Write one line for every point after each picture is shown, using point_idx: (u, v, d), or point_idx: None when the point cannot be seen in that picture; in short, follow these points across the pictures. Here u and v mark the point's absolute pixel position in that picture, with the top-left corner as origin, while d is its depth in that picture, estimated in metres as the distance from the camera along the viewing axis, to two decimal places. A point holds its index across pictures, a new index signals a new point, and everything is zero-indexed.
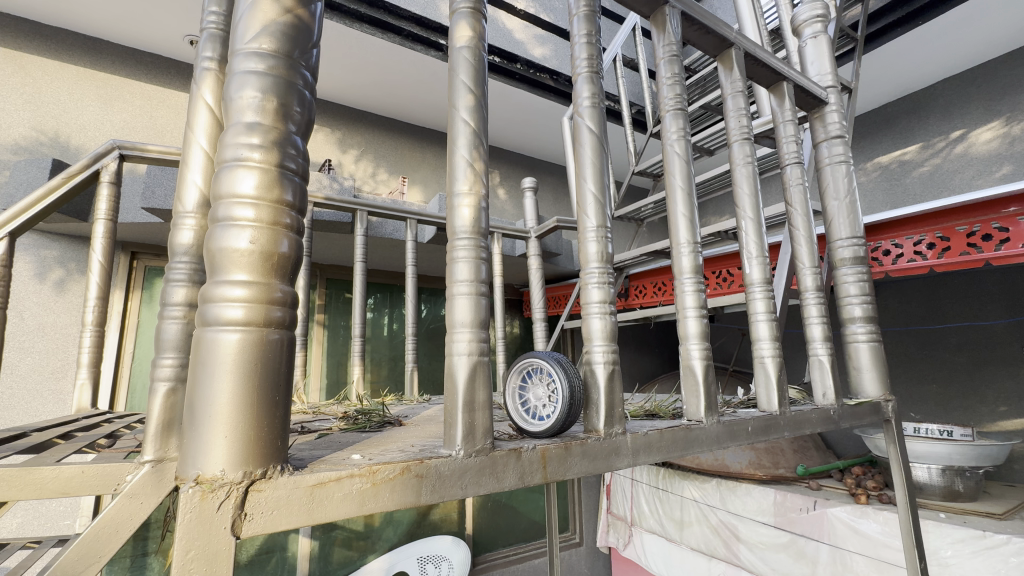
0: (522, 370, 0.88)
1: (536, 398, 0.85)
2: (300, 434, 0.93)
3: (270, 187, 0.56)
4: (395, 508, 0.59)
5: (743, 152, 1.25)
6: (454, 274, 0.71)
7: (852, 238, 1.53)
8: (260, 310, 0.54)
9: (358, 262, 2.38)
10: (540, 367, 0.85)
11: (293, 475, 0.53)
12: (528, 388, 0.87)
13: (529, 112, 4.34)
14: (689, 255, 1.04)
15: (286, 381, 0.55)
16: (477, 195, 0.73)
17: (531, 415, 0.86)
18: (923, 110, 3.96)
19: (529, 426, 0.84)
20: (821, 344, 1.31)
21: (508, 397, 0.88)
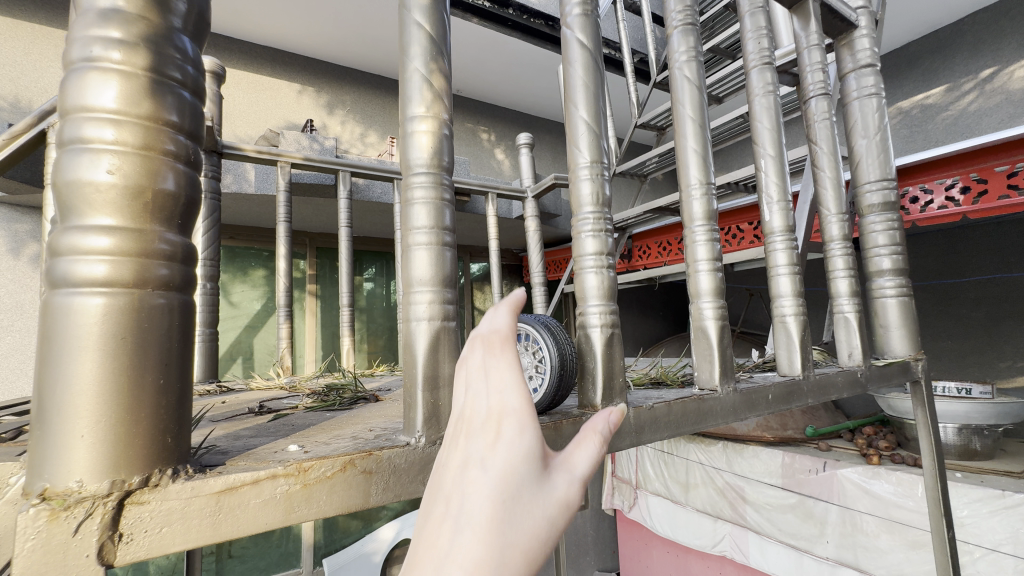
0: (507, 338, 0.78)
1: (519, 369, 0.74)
2: (254, 415, 0.82)
3: (139, 100, 0.41)
4: (336, 514, 0.47)
5: (763, 80, 1.08)
6: (411, 220, 0.57)
7: (881, 181, 1.37)
8: (134, 265, 0.40)
9: (343, 227, 2.23)
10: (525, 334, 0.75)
11: (189, 482, 0.41)
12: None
13: (525, 62, 4.08)
14: (701, 200, 0.89)
15: (174, 360, 0.42)
16: (437, 119, 0.58)
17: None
18: (950, 49, 3.68)
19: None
20: (847, 300, 1.17)
21: None
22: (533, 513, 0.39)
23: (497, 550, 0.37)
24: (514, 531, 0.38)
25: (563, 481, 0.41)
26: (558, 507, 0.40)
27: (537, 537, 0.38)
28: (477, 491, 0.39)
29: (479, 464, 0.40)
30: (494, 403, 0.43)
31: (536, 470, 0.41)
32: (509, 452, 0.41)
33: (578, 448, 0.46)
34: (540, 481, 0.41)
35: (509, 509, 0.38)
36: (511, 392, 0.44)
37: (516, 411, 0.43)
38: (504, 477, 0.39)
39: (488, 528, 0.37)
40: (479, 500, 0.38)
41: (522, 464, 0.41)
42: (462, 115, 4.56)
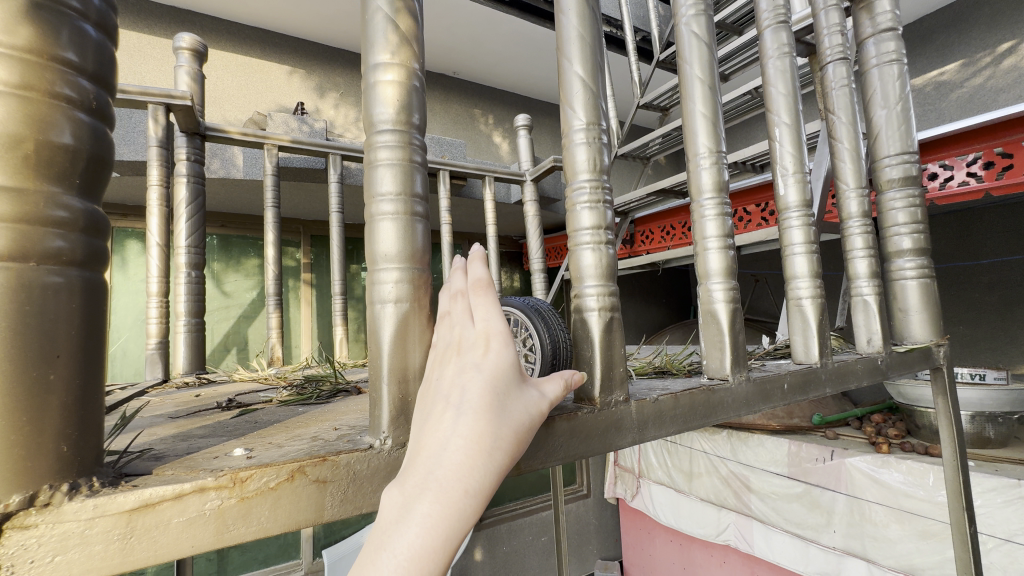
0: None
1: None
2: (218, 411, 0.75)
3: (17, 29, 0.33)
4: (283, 530, 0.40)
5: (778, 41, 0.98)
6: (375, 186, 0.48)
7: (902, 154, 1.27)
8: (13, 233, 0.32)
9: (334, 212, 2.14)
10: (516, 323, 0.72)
11: (92, 499, 0.33)
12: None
13: (523, 41, 3.94)
14: (710, 170, 0.80)
15: (72, 352, 0.34)
16: (406, 69, 0.50)
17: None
18: (966, 22, 3.54)
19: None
20: (867, 282, 1.08)
21: None
22: (518, 414, 0.43)
23: (489, 438, 0.41)
24: (503, 424, 0.42)
25: (538, 396, 0.46)
26: (538, 411, 0.45)
27: (522, 432, 0.43)
28: (471, 391, 0.42)
29: (471, 371, 0.43)
30: (481, 329, 0.46)
31: (518, 382, 0.46)
32: (495, 363, 0.44)
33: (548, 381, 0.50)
34: (523, 389, 0.45)
35: (498, 407, 0.42)
36: (495, 313, 0.47)
37: (498, 333, 0.46)
38: (492, 383, 0.43)
39: (483, 419, 0.41)
40: (473, 398, 0.42)
41: (507, 374, 0.45)
42: (460, 99, 4.45)
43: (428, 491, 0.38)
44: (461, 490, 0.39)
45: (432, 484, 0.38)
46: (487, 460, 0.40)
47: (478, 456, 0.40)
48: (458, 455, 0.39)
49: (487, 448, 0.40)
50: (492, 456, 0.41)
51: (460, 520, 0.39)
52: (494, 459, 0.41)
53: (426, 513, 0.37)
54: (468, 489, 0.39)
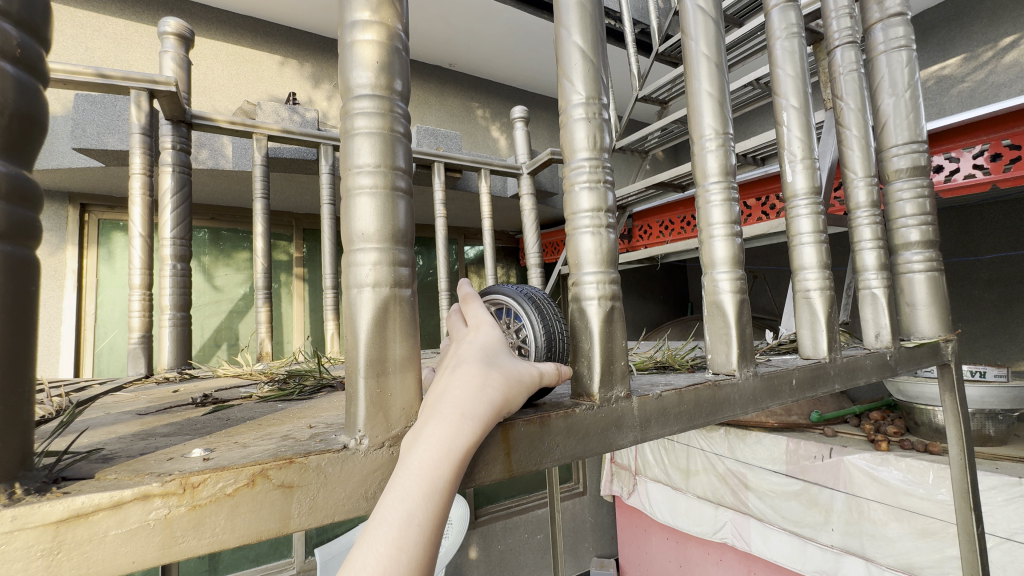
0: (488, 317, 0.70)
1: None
2: (191, 408, 0.70)
3: None
4: (242, 542, 0.36)
5: (786, 22, 0.94)
6: (352, 157, 0.43)
7: (910, 144, 1.23)
8: None
9: (325, 204, 2.08)
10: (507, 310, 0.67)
11: (6, 510, 0.28)
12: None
13: (520, 33, 3.88)
14: (716, 153, 0.75)
15: None
16: (387, 26, 0.45)
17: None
18: (967, 17, 3.50)
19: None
20: (875, 275, 1.04)
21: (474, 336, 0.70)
22: (509, 368, 0.47)
23: (481, 376, 0.44)
24: (494, 370, 0.45)
25: (531, 364, 0.50)
26: (529, 371, 0.48)
27: (513, 381, 0.46)
28: (463, 353, 0.48)
29: (464, 346, 0.49)
30: (472, 324, 0.54)
31: (510, 353, 0.50)
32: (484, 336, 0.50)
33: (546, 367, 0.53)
34: (514, 357, 0.50)
35: (488, 362, 0.47)
36: (484, 310, 0.55)
37: (486, 321, 0.53)
38: (483, 349, 0.49)
39: (473, 365, 0.45)
40: (465, 356, 0.47)
41: (497, 345, 0.50)
42: (456, 92, 4.39)
43: (429, 416, 0.40)
44: (458, 413, 0.40)
45: (433, 409, 0.41)
46: (482, 393, 0.43)
47: (472, 388, 0.43)
48: (453, 387, 0.42)
49: (481, 384, 0.43)
50: (487, 394, 0.43)
51: (463, 442, 0.39)
52: (489, 394, 0.43)
53: (428, 432, 0.39)
54: (464, 412, 0.41)
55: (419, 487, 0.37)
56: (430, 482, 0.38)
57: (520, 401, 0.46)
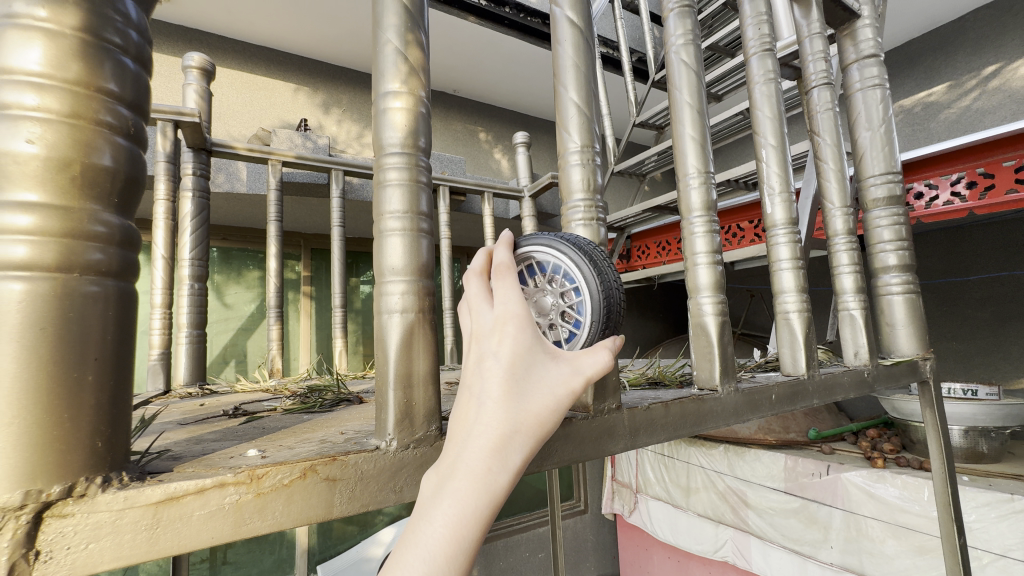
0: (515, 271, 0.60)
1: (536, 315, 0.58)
2: (226, 418, 0.77)
3: (69, 63, 0.37)
4: (294, 525, 0.43)
5: (764, 68, 1.03)
6: (384, 203, 0.52)
7: (886, 175, 1.32)
8: (62, 248, 0.36)
9: (335, 226, 2.17)
10: (547, 264, 0.58)
11: (121, 492, 0.36)
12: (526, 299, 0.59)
13: (521, 61, 4.04)
14: (700, 190, 0.84)
15: (103, 351, 0.37)
16: (414, 95, 0.54)
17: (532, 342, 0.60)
18: (951, 46, 3.65)
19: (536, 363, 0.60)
20: (853, 297, 1.12)
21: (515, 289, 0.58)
22: (542, 396, 0.44)
23: (508, 424, 0.42)
24: (523, 409, 0.43)
25: (571, 374, 0.45)
26: (567, 389, 0.45)
27: (544, 415, 0.43)
28: (490, 376, 0.43)
29: (489, 360, 0.44)
30: (498, 313, 0.46)
31: (544, 361, 0.46)
32: (514, 345, 0.44)
33: (591, 355, 0.47)
34: (550, 368, 0.45)
35: (520, 392, 0.43)
36: (513, 292, 0.47)
37: (517, 315, 0.45)
38: (511, 368, 0.44)
39: (498, 405, 0.42)
40: (490, 385, 0.43)
41: (528, 355, 0.45)
42: (460, 116, 4.53)
43: (456, 469, 0.40)
44: (483, 469, 0.40)
45: (459, 463, 0.41)
46: (510, 442, 0.42)
47: (498, 441, 0.41)
48: (480, 436, 0.41)
49: (507, 434, 0.42)
50: (516, 442, 0.42)
51: (490, 500, 0.40)
52: (517, 441, 0.42)
53: (452, 494, 0.39)
54: (492, 466, 0.40)
55: (446, 543, 0.38)
56: (456, 545, 0.38)
57: (556, 423, 0.44)
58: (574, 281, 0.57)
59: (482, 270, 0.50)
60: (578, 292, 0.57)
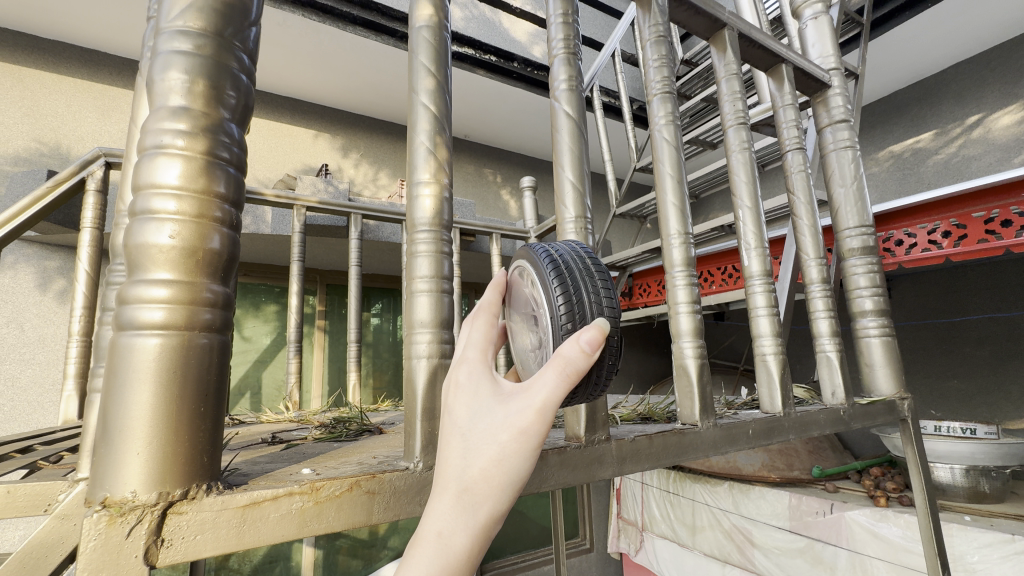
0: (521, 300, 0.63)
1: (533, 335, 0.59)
2: (268, 444, 0.89)
3: (196, 176, 0.51)
4: (342, 528, 0.54)
5: (739, 138, 1.17)
6: (415, 270, 0.65)
7: (860, 227, 1.45)
8: (184, 312, 0.49)
9: (352, 266, 2.32)
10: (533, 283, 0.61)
11: (220, 496, 0.48)
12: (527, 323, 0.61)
13: (527, 111, 4.31)
14: (680, 248, 0.96)
15: (212, 392, 0.49)
16: (439, 184, 0.68)
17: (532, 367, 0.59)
18: (935, 97, 3.87)
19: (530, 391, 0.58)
20: (828, 340, 1.23)
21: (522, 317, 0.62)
22: (488, 445, 0.43)
23: (458, 481, 0.42)
24: (471, 462, 0.43)
25: (515, 416, 0.43)
26: (515, 431, 0.43)
27: (492, 465, 0.42)
28: (443, 434, 0.45)
29: (444, 417, 0.46)
30: (457, 360, 0.49)
31: (492, 406, 0.44)
32: (462, 395, 0.46)
33: (537, 384, 0.43)
34: (495, 410, 0.44)
35: (466, 445, 0.43)
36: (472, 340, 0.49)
37: (472, 360, 0.48)
38: (460, 423, 0.44)
39: (448, 463, 0.43)
40: (445, 443, 0.44)
41: (474, 405, 0.45)
42: (470, 159, 4.78)
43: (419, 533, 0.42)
44: (436, 532, 0.41)
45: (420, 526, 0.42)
46: (465, 499, 0.42)
47: (452, 500, 0.42)
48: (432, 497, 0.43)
49: (460, 491, 0.42)
50: (474, 497, 0.42)
51: (448, 564, 0.40)
52: (470, 496, 0.42)
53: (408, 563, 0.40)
54: (443, 530, 0.41)
55: None
56: None
57: (512, 469, 0.43)
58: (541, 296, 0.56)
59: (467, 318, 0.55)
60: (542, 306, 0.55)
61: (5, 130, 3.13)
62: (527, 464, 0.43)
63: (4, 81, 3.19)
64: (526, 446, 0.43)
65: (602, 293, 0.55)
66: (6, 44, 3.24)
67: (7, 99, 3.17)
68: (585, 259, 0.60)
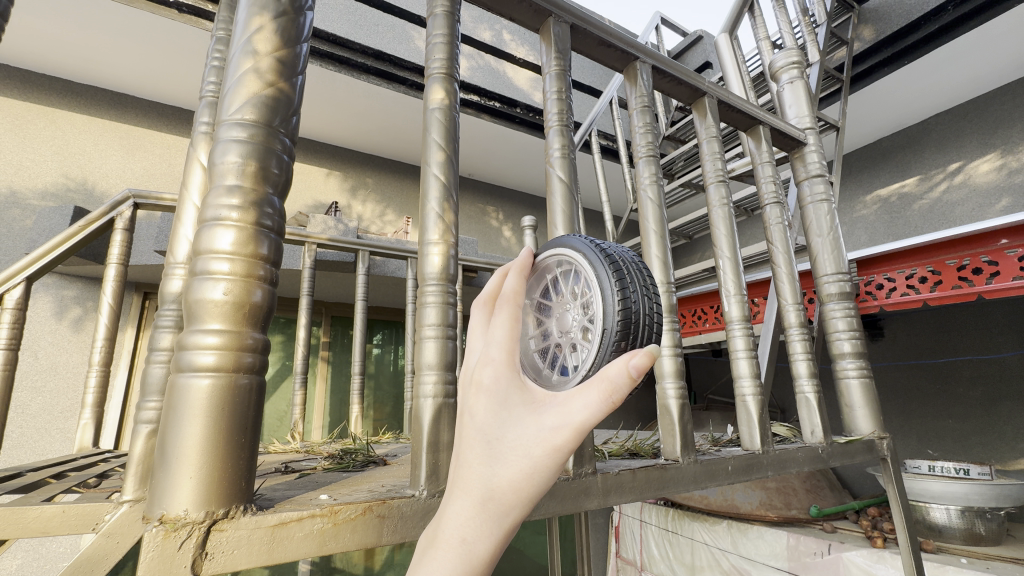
0: (543, 287, 0.70)
1: (560, 330, 0.66)
2: (283, 473, 0.96)
3: (246, 243, 0.61)
4: (356, 548, 0.62)
5: (719, 196, 1.29)
6: (424, 318, 0.75)
7: (838, 274, 1.55)
8: (231, 356, 0.58)
9: (358, 300, 2.41)
10: (573, 274, 0.69)
11: (255, 515, 0.56)
12: (550, 311, 0.68)
13: (529, 152, 4.50)
14: (663, 295, 1.05)
15: (251, 426, 0.58)
16: (446, 243, 0.78)
17: (552, 364, 0.67)
18: (918, 145, 4.07)
19: (552, 385, 0.65)
20: (807, 381, 1.32)
21: (547, 303, 0.69)
22: (520, 455, 0.43)
23: (481, 488, 0.43)
24: (496, 472, 0.43)
25: (549, 430, 0.43)
26: (546, 447, 0.43)
27: (520, 477, 0.43)
28: (465, 439, 0.45)
29: (467, 419, 0.46)
30: (482, 357, 0.48)
31: (522, 417, 0.45)
32: (489, 400, 0.46)
33: (576, 399, 0.43)
34: (527, 422, 0.44)
35: (493, 453, 0.44)
36: (498, 333, 0.48)
37: (497, 359, 0.47)
38: (488, 429, 0.44)
39: (471, 470, 0.44)
40: (469, 447, 0.44)
41: (503, 412, 0.45)
42: (474, 196, 4.98)
43: (437, 538, 0.42)
44: (458, 539, 0.41)
45: (438, 530, 0.42)
46: (487, 507, 0.42)
47: (473, 506, 0.42)
48: (457, 502, 0.43)
49: (481, 499, 0.43)
50: (498, 506, 0.43)
51: (467, 571, 0.40)
52: (496, 505, 0.43)
53: (428, 565, 0.40)
54: (466, 538, 0.41)
55: None
56: None
57: (538, 483, 0.43)
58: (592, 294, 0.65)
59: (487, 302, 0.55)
60: (596, 302, 0.65)
61: (35, 167, 3.33)
62: (552, 478, 0.44)
63: (38, 122, 3.41)
64: (556, 463, 0.43)
65: (651, 305, 0.67)
66: (42, 88, 3.48)
67: (41, 138, 3.39)
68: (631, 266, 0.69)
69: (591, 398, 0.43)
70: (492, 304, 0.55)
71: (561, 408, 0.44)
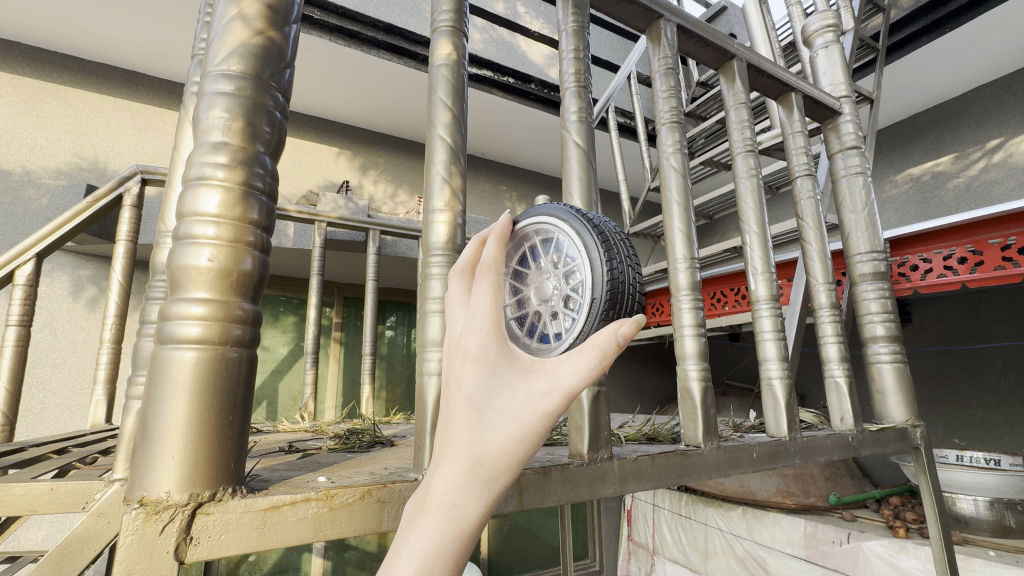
0: (518, 254, 0.60)
1: (539, 298, 0.58)
2: (284, 453, 0.93)
3: (234, 205, 0.56)
4: (354, 535, 0.58)
5: (747, 165, 1.20)
6: (428, 291, 0.69)
7: (871, 253, 1.45)
8: (217, 327, 0.53)
9: (370, 280, 2.37)
10: (553, 243, 0.61)
11: (244, 499, 0.52)
12: (526, 279, 0.59)
13: (543, 130, 4.39)
14: (685, 272, 0.98)
15: (241, 399, 0.54)
16: (453, 211, 0.72)
17: (529, 332, 0.60)
18: (955, 120, 3.86)
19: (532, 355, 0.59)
20: (838, 365, 1.24)
21: (524, 267, 0.60)
22: (510, 421, 0.39)
23: (471, 453, 0.39)
24: (486, 439, 0.39)
25: (542, 394, 0.39)
26: (536, 413, 0.39)
27: (512, 444, 0.39)
28: (450, 406, 0.40)
29: (449, 388, 0.40)
30: (465, 324, 0.42)
31: (512, 383, 0.40)
32: (476, 368, 0.40)
33: (569, 362, 0.39)
34: (517, 388, 0.40)
35: (482, 421, 0.39)
36: (481, 298, 0.42)
37: (482, 328, 0.41)
38: (475, 397, 0.40)
39: (458, 435, 0.39)
40: (455, 417, 0.40)
41: (491, 379, 0.40)
42: (487, 176, 4.89)
43: (422, 510, 0.38)
44: (447, 504, 0.38)
45: (422, 501, 0.38)
46: (476, 473, 0.39)
47: (462, 473, 0.38)
48: (440, 472, 0.38)
49: (471, 464, 0.39)
50: (488, 472, 0.39)
51: (456, 537, 0.37)
52: (486, 471, 0.39)
53: (418, 532, 0.37)
54: (456, 504, 0.38)
55: None
56: None
57: (529, 449, 0.40)
58: (578, 262, 0.59)
59: (467, 268, 0.48)
60: (581, 273, 0.59)
61: (49, 146, 3.36)
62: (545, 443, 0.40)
63: (50, 100, 3.42)
64: (547, 428, 0.39)
65: (637, 275, 0.62)
66: (55, 65, 3.48)
67: (53, 116, 3.41)
68: (615, 236, 0.63)
69: (584, 359, 0.39)
70: (473, 273, 0.48)
71: (550, 371, 0.40)
